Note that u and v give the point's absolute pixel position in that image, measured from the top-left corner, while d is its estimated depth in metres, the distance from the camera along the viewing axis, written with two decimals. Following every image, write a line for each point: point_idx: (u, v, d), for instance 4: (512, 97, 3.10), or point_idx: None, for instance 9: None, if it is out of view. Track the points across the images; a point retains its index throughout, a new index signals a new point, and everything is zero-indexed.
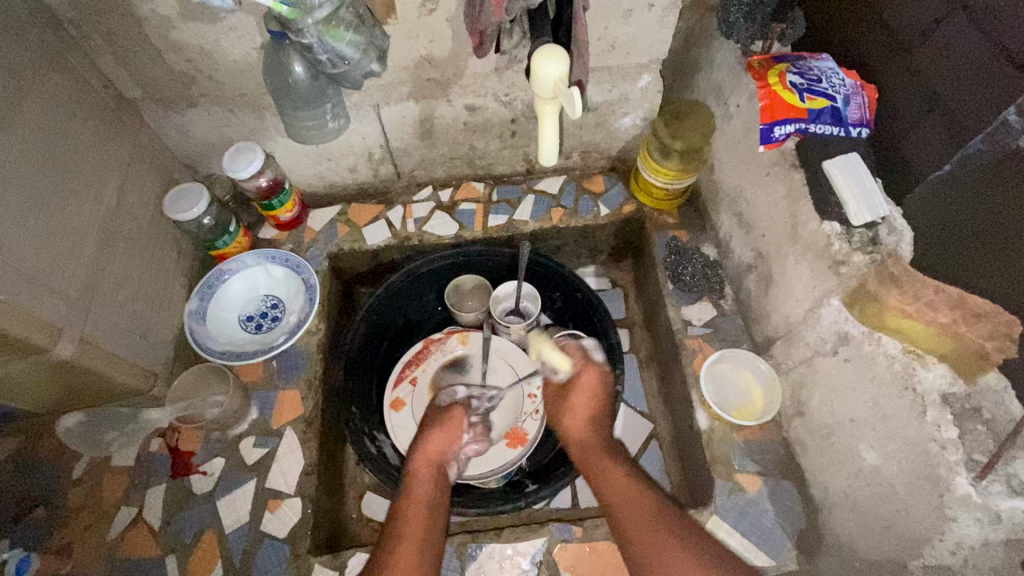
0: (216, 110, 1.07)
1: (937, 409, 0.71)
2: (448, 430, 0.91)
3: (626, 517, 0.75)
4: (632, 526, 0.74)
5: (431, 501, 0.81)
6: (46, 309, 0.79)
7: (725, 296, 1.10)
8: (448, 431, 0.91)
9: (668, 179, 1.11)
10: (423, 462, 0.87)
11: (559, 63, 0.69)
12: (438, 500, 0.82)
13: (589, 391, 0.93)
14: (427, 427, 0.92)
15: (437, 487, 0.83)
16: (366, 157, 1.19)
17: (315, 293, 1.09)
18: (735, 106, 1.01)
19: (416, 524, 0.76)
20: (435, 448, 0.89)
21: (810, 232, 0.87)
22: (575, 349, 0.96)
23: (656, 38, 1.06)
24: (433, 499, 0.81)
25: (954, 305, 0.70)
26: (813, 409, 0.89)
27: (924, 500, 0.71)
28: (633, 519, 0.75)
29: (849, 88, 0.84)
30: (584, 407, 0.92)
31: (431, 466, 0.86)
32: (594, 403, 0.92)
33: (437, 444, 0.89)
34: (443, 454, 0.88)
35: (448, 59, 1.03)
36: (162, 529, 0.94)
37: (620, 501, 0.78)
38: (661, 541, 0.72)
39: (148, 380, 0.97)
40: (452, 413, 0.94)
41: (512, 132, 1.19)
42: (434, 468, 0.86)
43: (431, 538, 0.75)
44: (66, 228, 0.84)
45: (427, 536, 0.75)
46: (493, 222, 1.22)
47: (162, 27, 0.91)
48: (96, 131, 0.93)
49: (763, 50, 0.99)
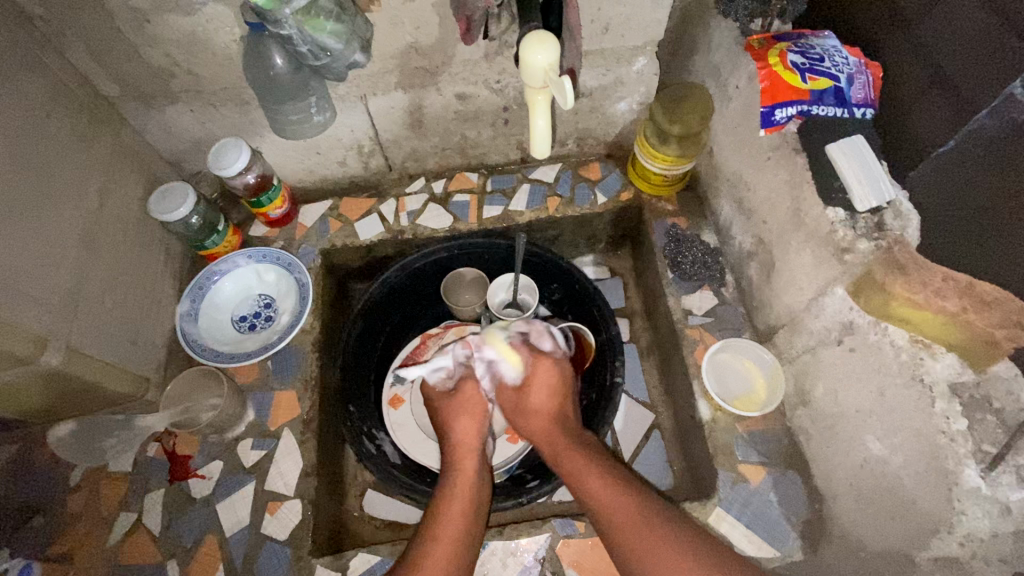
0: (198, 106, 1.04)
1: (946, 400, 0.69)
2: (472, 413, 0.92)
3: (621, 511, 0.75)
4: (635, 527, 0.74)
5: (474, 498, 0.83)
6: (31, 319, 0.77)
7: (726, 283, 1.08)
8: (474, 415, 0.92)
9: (666, 164, 1.09)
10: (464, 446, 0.89)
11: (550, 51, 0.66)
12: (478, 495, 0.83)
13: (545, 382, 0.92)
14: (450, 412, 0.93)
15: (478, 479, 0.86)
16: (356, 149, 1.17)
17: (308, 291, 1.07)
18: (734, 88, 0.98)
19: (451, 526, 0.77)
20: (468, 437, 0.90)
21: (813, 218, 0.84)
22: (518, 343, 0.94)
23: (651, 18, 1.02)
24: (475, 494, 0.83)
25: (963, 292, 0.67)
26: (817, 399, 0.88)
27: (933, 492, 0.70)
28: (636, 518, 0.74)
29: (853, 66, 0.81)
30: (546, 402, 0.91)
31: (467, 452, 0.88)
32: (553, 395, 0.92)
33: (474, 429, 0.91)
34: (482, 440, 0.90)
35: (436, 46, 0.99)
36: (162, 534, 0.93)
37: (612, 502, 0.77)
38: (667, 546, 0.71)
39: (140, 385, 0.96)
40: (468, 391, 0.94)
41: (505, 120, 1.16)
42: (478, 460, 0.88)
43: (465, 540, 0.77)
44: (48, 235, 0.82)
45: (463, 539, 0.77)
46: (488, 213, 1.20)
47: (137, 21, 0.88)
48: (73, 132, 0.90)
49: (763, 28, 0.95)
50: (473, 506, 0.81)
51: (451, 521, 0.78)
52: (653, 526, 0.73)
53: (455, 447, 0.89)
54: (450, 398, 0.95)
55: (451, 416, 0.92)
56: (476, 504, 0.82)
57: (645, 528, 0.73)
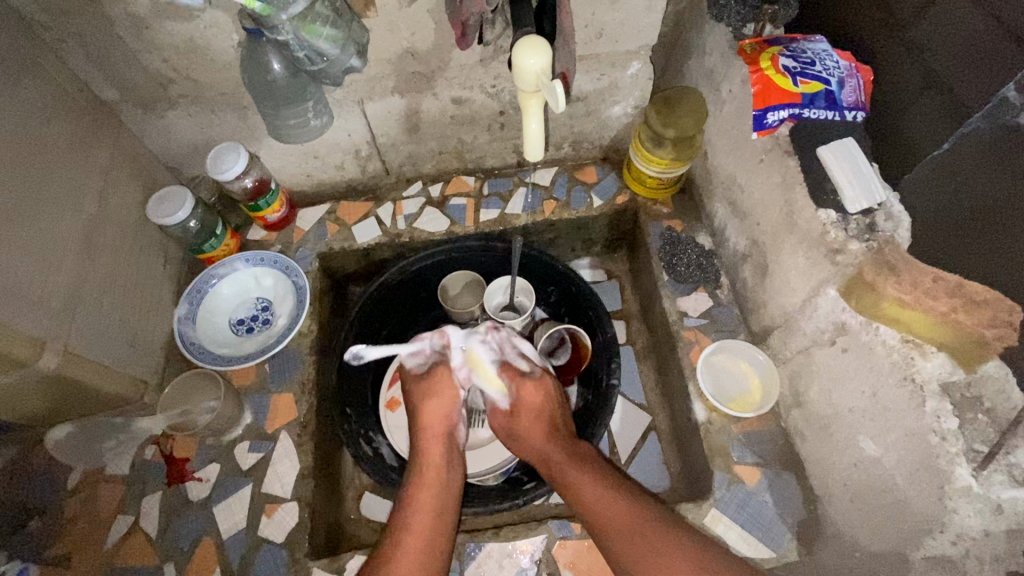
0: (196, 111, 1.05)
1: (936, 399, 0.69)
2: (444, 398, 0.91)
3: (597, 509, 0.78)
4: (610, 525, 0.76)
5: (444, 486, 0.83)
6: (28, 322, 0.78)
7: (721, 285, 1.08)
8: (447, 401, 0.91)
9: (661, 168, 1.10)
10: (433, 440, 0.89)
11: (541, 55, 0.66)
12: (446, 488, 0.83)
13: (533, 409, 0.92)
14: (422, 395, 0.92)
15: (447, 468, 0.86)
16: (353, 154, 1.17)
17: (305, 295, 1.08)
18: (727, 92, 0.99)
19: (423, 521, 0.78)
20: (436, 425, 0.90)
21: (805, 220, 0.85)
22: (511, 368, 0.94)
23: (645, 23, 1.03)
24: (445, 486, 0.83)
25: (953, 292, 0.67)
26: (811, 400, 0.88)
27: (924, 491, 0.70)
28: (609, 515, 0.77)
29: (843, 70, 0.81)
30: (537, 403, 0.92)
31: (439, 443, 0.88)
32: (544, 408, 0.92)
33: (444, 415, 0.91)
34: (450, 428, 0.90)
35: (432, 51, 1.00)
36: (159, 537, 0.93)
37: (594, 501, 0.79)
38: (640, 543, 0.73)
39: (138, 388, 0.97)
40: (439, 374, 0.93)
41: (501, 124, 1.17)
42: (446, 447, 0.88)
43: (437, 536, 0.77)
44: (48, 239, 0.83)
45: (435, 529, 0.77)
46: (485, 216, 1.21)
47: (135, 27, 0.89)
48: (72, 137, 0.91)
49: (756, 33, 0.96)
50: (444, 500, 0.81)
51: (424, 518, 0.78)
52: (629, 522, 0.75)
53: (423, 436, 0.89)
54: (418, 382, 0.94)
55: (424, 401, 0.92)
56: (446, 496, 0.82)
57: (621, 526, 0.75)
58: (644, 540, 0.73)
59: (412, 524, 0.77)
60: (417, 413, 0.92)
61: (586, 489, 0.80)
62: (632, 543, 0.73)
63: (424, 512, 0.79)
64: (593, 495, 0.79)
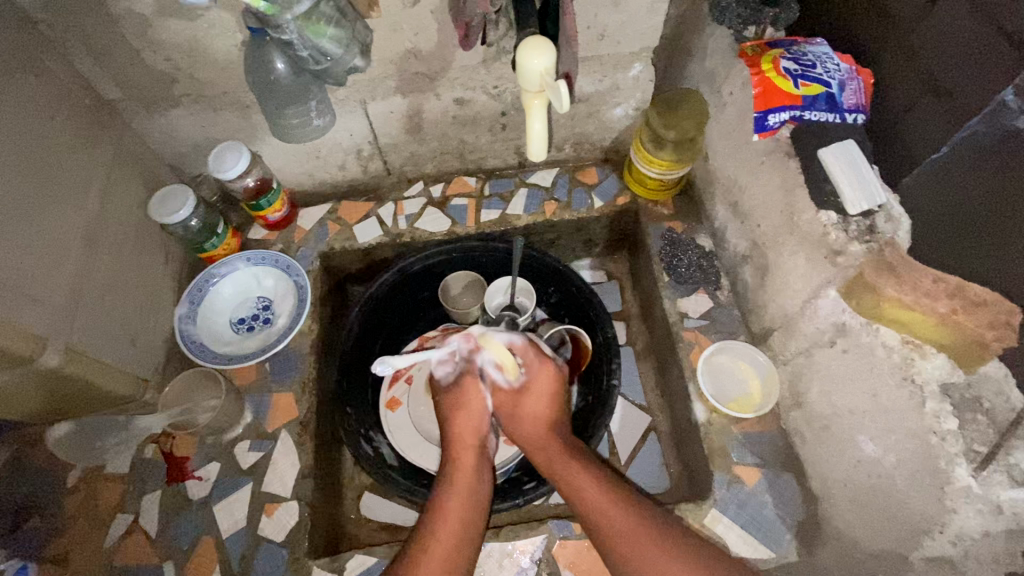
0: (199, 110, 1.05)
1: (936, 400, 0.70)
2: (476, 406, 0.92)
3: (602, 519, 0.76)
4: (615, 535, 0.74)
5: (473, 489, 0.83)
6: (30, 319, 0.78)
7: (722, 287, 1.09)
8: (477, 409, 0.92)
9: (663, 169, 1.10)
10: (464, 444, 0.89)
11: (546, 56, 0.67)
12: (477, 490, 0.83)
13: (541, 392, 0.91)
14: (452, 404, 0.93)
15: (477, 472, 0.86)
16: (355, 153, 1.18)
17: (306, 294, 1.08)
18: (728, 94, 1.00)
19: (450, 522, 0.77)
20: (467, 431, 0.91)
21: (806, 221, 0.85)
22: (524, 347, 0.93)
23: (647, 24, 1.04)
24: (475, 486, 0.83)
25: (953, 295, 0.69)
26: (811, 401, 0.89)
27: (924, 492, 0.70)
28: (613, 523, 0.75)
29: (844, 73, 0.82)
30: (542, 408, 0.91)
31: (470, 446, 0.89)
32: (547, 401, 0.91)
33: (473, 423, 0.91)
34: (480, 432, 0.90)
35: (435, 52, 1.00)
36: (159, 535, 0.93)
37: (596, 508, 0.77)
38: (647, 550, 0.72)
39: (140, 387, 0.97)
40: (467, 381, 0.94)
41: (503, 125, 1.17)
42: (477, 452, 0.89)
43: (463, 538, 0.76)
44: (52, 236, 0.83)
45: (463, 531, 0.77)
46: (486, 216, 1.21)
47: (139, 26, 0.89)
48: (75, 135, 0.91)
49: (757, 36, 0.96)
50: (473, 502, 0.81)
51: (451, 519, 0.78)
52: (635, 529, 0.74)
53: (453, 442, 0.90)
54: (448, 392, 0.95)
55: (456, 405, 0.93)
56: (476, 498, 0.82)
57: (628, 535, 0.74)
58: (655, 545, 0.72)
59: (439, 525, 0.77)
60: (449, 417, 0.93)
61: (590, 495, 0.78)
62: (637, 548, 0.73)
63: (453, 512, 0.79)
64: (595, 503, 0.78)
